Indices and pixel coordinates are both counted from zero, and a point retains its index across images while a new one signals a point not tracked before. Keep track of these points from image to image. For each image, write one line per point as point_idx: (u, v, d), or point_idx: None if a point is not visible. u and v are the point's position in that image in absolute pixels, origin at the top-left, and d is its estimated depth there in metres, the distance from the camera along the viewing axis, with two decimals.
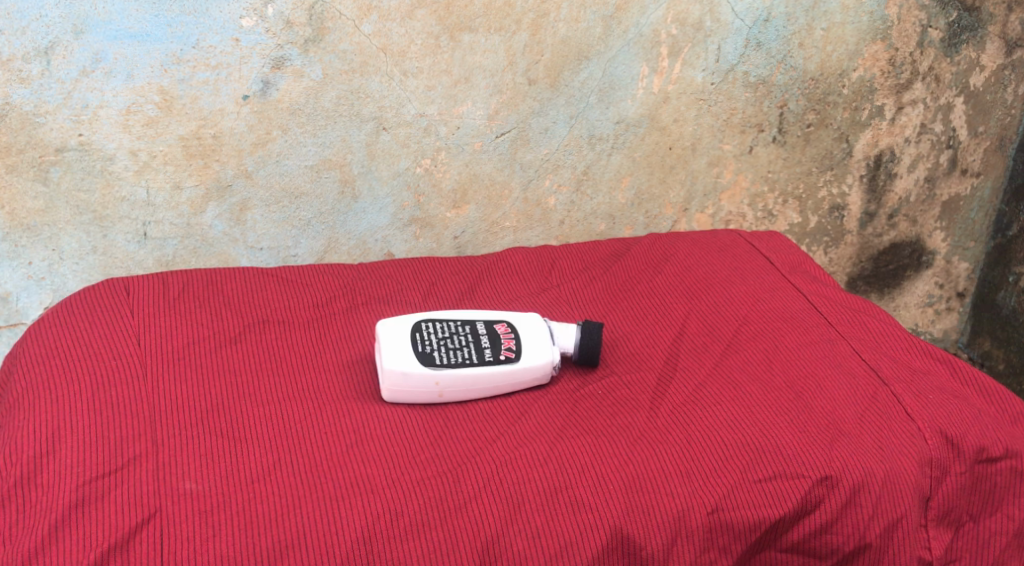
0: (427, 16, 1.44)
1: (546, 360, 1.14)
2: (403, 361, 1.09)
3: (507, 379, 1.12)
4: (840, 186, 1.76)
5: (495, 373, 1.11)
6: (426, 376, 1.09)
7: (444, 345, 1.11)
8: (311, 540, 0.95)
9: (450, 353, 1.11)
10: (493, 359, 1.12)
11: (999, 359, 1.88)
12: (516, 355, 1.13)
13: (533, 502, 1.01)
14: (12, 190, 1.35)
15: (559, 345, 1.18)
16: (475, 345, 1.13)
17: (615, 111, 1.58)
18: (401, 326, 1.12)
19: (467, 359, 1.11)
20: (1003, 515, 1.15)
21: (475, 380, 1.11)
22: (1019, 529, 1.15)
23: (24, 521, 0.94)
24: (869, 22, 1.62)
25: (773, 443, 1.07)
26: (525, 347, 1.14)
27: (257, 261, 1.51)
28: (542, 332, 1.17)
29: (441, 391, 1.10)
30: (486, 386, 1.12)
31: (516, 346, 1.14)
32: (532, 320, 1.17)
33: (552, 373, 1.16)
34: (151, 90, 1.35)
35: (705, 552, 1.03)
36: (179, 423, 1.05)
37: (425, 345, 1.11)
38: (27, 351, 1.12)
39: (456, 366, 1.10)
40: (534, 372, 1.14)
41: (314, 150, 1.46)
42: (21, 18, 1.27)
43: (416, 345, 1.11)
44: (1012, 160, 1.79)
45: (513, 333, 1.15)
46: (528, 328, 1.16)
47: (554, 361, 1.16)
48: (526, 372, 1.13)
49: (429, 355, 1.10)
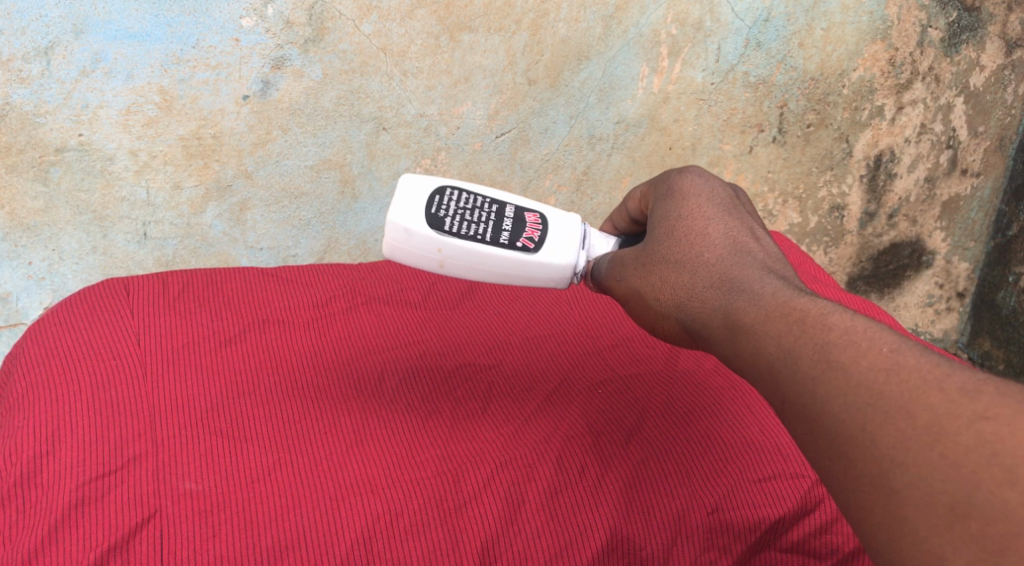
0: (427, 17, 1.44)
1: (567, 261, 0.96)
2: (409, 214, 0.95)
3: (519, 269, 0.96)
4: (840, 186, 1.76)
5: (504, 258, 0.95)
6: (429, 240, 0.95)
7: (461, 212, 0.96)
8: (311, 539, 0.95)
9: (462, 221, 0.95)
10: (507, 242, 0.95)
11: (999, 359, 1.86)
12: (535, 246, 0.96)
13: (533, 502, 1.01)
14: (12, 190, 1.35)
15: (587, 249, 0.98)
16: (497, 221, 0.96)
17: (615, 111, 1.58)
18: (422, 181, 0.97)
19: (479, 233, 0.95)
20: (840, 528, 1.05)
21: (480, 259, 0.96)
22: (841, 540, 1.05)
23: (24, 521, 0.95)
24: (869, 22, 1.62)
25: (773, 443, 1.09)
26: (548, 240, 0.96)
27: (257, 261, 1.52)
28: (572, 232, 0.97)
29: (442, 260, 0.96)
30: (490, 269, 0.96)
31: (539, 238, 0.96)
32: (569, 223, 0.97)
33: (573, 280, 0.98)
34: (151, 90, 1.35)
35: (705, 552, 1.02)
36: (179, 423, 1.05)
37: (439, 209, 0.95)
38: (27, 351, 1.13)
39: (464, 236, 0.95)
40: (550, 273, 0.97)
41: (314, 150, 1.46)
42: (21, 18, 1.27)
43: (429, 203, 0.95)
44: (1012, 160, 1.77)
45: (542, 225, 0.97)
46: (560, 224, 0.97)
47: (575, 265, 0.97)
48: (542, 268, 0.96)
49: (440, 218, 0.95)
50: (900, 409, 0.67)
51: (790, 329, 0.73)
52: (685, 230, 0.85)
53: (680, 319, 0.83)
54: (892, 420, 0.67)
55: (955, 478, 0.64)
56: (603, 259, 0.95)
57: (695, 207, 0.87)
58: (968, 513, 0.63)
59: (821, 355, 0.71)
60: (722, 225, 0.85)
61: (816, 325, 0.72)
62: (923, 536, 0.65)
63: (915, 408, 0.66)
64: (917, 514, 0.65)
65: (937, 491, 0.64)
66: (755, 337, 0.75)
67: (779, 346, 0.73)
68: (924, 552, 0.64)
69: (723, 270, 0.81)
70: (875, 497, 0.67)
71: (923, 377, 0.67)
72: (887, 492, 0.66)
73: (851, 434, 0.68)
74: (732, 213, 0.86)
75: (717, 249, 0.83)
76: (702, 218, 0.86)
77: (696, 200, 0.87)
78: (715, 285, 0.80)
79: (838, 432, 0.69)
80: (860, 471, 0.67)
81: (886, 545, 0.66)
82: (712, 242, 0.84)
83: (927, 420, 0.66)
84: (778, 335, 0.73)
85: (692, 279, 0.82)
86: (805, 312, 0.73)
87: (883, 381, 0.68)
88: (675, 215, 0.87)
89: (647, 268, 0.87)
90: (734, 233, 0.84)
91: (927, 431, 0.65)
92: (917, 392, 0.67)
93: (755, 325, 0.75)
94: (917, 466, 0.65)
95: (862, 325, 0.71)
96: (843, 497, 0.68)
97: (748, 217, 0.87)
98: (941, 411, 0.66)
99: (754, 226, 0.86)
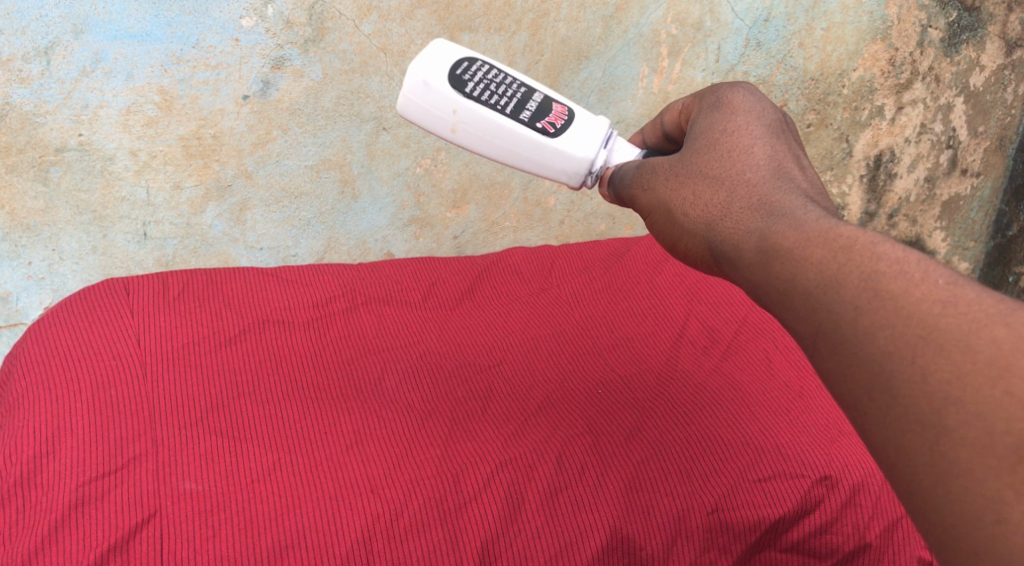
0: (427, 17, 1.44)
1: (586, 156, 0.87)
2: (432, 69, 0.87)
3: (534, 152, 0.87)
4: (840, 186, 1.76)
5: (521, 135, 0.87)
6: (447, 99, 0.87)
7: (487, 82, 0.88)
8: (311, 539, 0.95)
9: (486, 89, 0.88)
10: (527, 120, 0.87)
11: None
12: (556, 132, 0.87)
13: (532, 502, 1.01)
14: (12, 189, 1.34)
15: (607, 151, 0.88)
16: (522, 98, 0.88)
17: (615, 111, 1.58)
18: (453, 45, 0.89)
19: (500, 104, 0.87)
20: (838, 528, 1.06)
21: (494, 131, 0.87)
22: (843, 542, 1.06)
23: (24, 521, 0.95)
24: (869, 22, 1.62)
25: (773, 443, 1.09)
26: (571, 130, 0.87)
27: (256, 261, 1.52)
28: (597, 129, 0.88)
29: (455, 124, 0.87)
30: (504, 144, 0.87)
31: (562, 125, 0.87)
32: (597, 121, 0.88)
33: (587, 179, 0.89)
34: (151, 90, 1.35)
35: (705, 552, 1.02)
36: (179, 423, 1.05)
37: (465, 72, 0.88)
38: (27, 351, 1.13)
39: (484, 102, 0.87)
40: (564, 163, 0.88)
41: (314, 150, 1.47)
42: (21, 18, 1.26)
43: (456, 65, 0.88)
44: (1012, 160, 1.77)
45: (568, 115, 0.88)
46: (587, 118, 0.88)
47: (593, 162, 0.88)
48: (559, 157, 0.87)
49: (463, 80, 0.87)
50: (958, 341, 0.56)
51: (831, 257, 0.62)
52: (728, 145, 0.74)
53: (707, 241, 0.71)
54: (947, 353, 0.56)
55: (1022, 421, 0.54)
56: (620, 175, 0.84)
57: (742, 125, 0.75)
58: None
59: (868, 283, 0.60)
60: (769, 147, 0.73)
61: (862, 252, 0.61)
62: (977, 481, 0.55)
63: (975, 341, 0.56)
64: (972, 458, 0.55)
65: (998, 432, 0.54)
66: (791, 263, 0.63)
67: (819, 272, 0.62)
68: (978, 499, 0.55)
69: (765, 191, 0.69)
70: (923, 437, 0.57)
71: (988, 310, 0.56)
72: (936, 432, 0.56)
73: (897, 369, 0.58)
74: (783, 137, 0.74)
75: (762, 170, 0.71)
76: (748, 136, 0.74)
77: (743, 117, 0.75)
78: (754, 207, 0.69)
79: (880, 365, 0.58)
80: (908, 409, 0.57)
81: (930, 492, 0.56)
82: (757, 162, 0.72)
83: (989, 355, 0.55)
84: (819, 261, 0.62)
85: (728, 198, 0.71)
86: (850, 239, 0.62)
87: (940, 313, 0.57)
88: (719, 128, 0.75)
89: (678, 182, 0.76)
90: (782, 157, 0.72)
91: (990, 365, 0.55)
92: (979, 324, 0.56)
93: (794, 251, 0.63)
94: (975, 403, 0.55)
95: (917, 255, 0.60)
96: (882, 439, 0.58)
97: (799, 145, 0.75)
98: (1008, 345, 0.55)
99: (804, 154, 0.74)
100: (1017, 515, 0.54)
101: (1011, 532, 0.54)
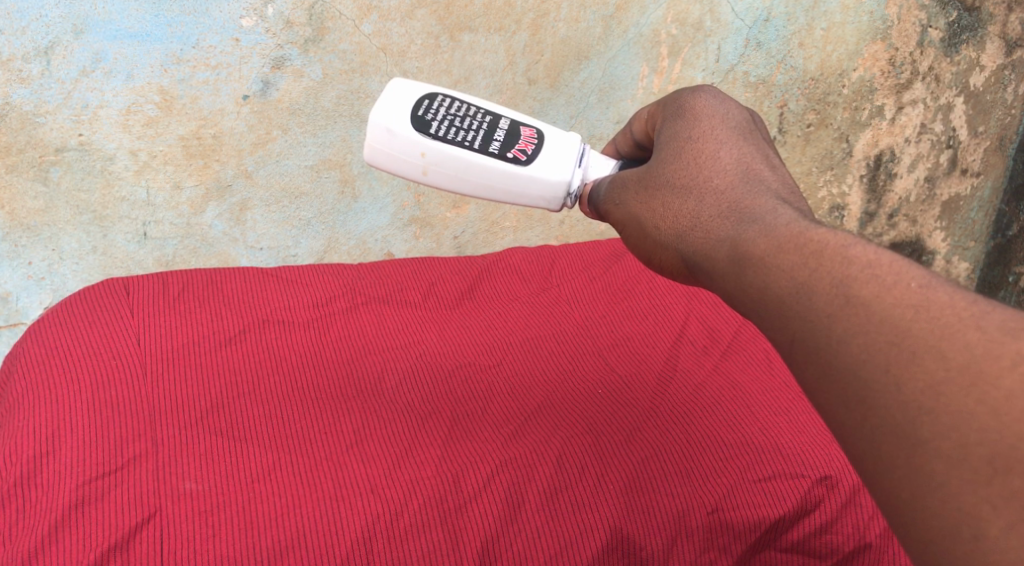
0: (427, 17, 1.43)
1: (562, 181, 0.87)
2: (393, 114, 0.87)
3: (510, 184, 0.87)
4: (840, 186, 1.77)
5: (493, 169, 0.86)
6: (413, 143, 0.87)
7: (451, 117, 0.87)
8: (311, 540, 0.95)
9: (451, 126, 0.87)
10: (497, 152, 0.86)
11: None
12: (528, 160, 0.86)
13: (533, 502, 1.01)
14: (12, 190, 1.34)
15: (584, 169, 0.88)
16: (488, 129, 0.87)
17: (615, 112, 1.59)
18: (412, 85, 0.89)
19: (467, 140, 0.86)
20: (840, 528, 1.06)
21: (465, 168, 0.87)
22: (846, 543, 1.06)
23: (24, 521, 0.95)
24: (869, 22, 1.62)
25: (773, 443, 1.09)
26: (542, 156, 0.87)
27: (257, 261, 1.52)
28: (569, 150, 0.87)
29: (425, 167, 0.87)
30: (477, 181, 0.87)
31: (532, 151, 0.87)
32: (567, 140, 0.88)
33: (567, 201, 0.89)
34: (151, 90, 1.35)
35: (705, 552, 1.02)
36: (179, 423, 1.05)
37: (428, 113, 0.87)
38: (27, 351, 1.13)
39: (450, 141, 0.86)
40: (541, 189, 0.87)
41: (315, 150, 1.47)
42: (21, 18, 1.26)
43: (417, 106, 0.88)
44: (1012, 160, 1.78)
45: (537, 139, 0.87)
46: (556, 140, 0.87)
47: (570, 184, 0.87)
48: (536, 185, 0.87)
49: (427, 121, 0.87)
50: (930, 348, 0.57)
51: (803, 263, 0.62)
52: (693, 152, 0.75)
53: (679, 251, 0.72)
54: (920, 361, 0.57)
55: (995, 430, 0.54)
56: (601, 184, 0.85)
57: (708, 129, 0.75)
58: (1009, 468, 0.54)
59: (839, 290, 0.60)
60: (734, 150, 0.74)
61: (834, 257, 0.61)
62: (953, 494, 0.55)
63: (947, 348, 0.56)
64: (947, 470, 0.55)
65: (973, 444, 0.55)
66: (762, 271, 0.63)
67: (792, 280, 0.62)
68: (955, 512, 0.55)
69: (734, 198, 0.70)
70: (898, 448, 0.57)
71: (960, 315, 0.57)
72: (911, 444, 0.56)
73: (870, 378, 0.58)
74: (749, 139, 0.75)
75: (729, 175, 0.72)
76: (714, 140, 0.74)
77: (710, 120, 0.76)
78: (723, 214, 0.70)
79: (854, 375, 0.58)
80: (882, 421, 0.57)
81: (907, 504, 0.56)
82: (723, 167, 0.73)
83: (963, 362, 0.56)
84: (791, 269, 0.62)
85: (697, 208, 0.71)
86: (822, 244, 0.62)
87: (912, 318, 0.58)
88: (684, 135, 0.76)
89: (649, 191, 0.76)
90: (748, 158, 0.73)
91: (963, 373, 0.56)
92: (951, 329, 0.57)
93: (764, 258, 0.64)
94: (949, 413, 0.55)
95: (889, 258, 0.60)
96: (860, 450, 0.58)
97: (767, 145, 0.76)
98: (980, 351, 0.56)
99: (772, 154, 0.75)
100: (994, 529, 0.54)
101: (988, 547, 0.54)
